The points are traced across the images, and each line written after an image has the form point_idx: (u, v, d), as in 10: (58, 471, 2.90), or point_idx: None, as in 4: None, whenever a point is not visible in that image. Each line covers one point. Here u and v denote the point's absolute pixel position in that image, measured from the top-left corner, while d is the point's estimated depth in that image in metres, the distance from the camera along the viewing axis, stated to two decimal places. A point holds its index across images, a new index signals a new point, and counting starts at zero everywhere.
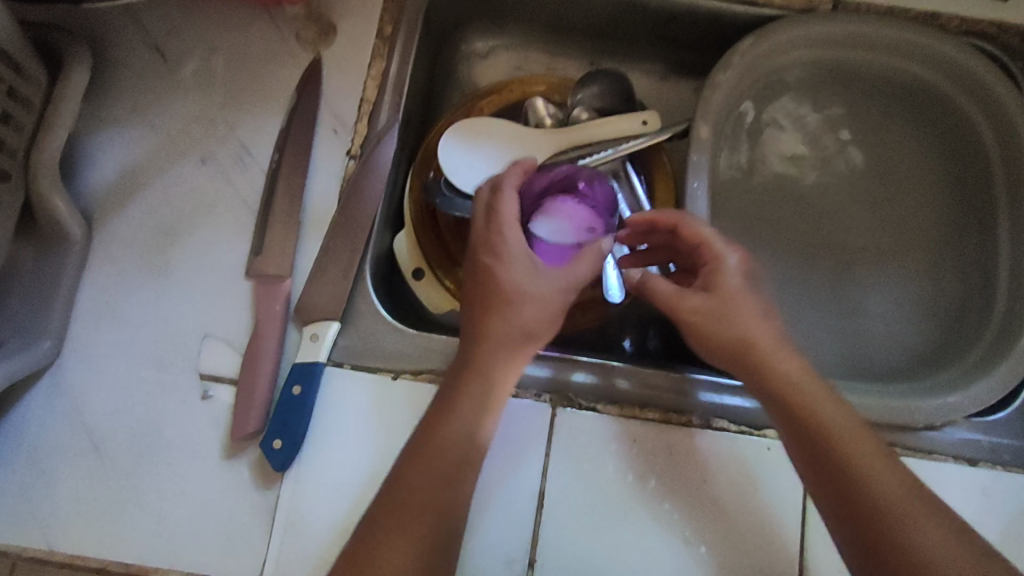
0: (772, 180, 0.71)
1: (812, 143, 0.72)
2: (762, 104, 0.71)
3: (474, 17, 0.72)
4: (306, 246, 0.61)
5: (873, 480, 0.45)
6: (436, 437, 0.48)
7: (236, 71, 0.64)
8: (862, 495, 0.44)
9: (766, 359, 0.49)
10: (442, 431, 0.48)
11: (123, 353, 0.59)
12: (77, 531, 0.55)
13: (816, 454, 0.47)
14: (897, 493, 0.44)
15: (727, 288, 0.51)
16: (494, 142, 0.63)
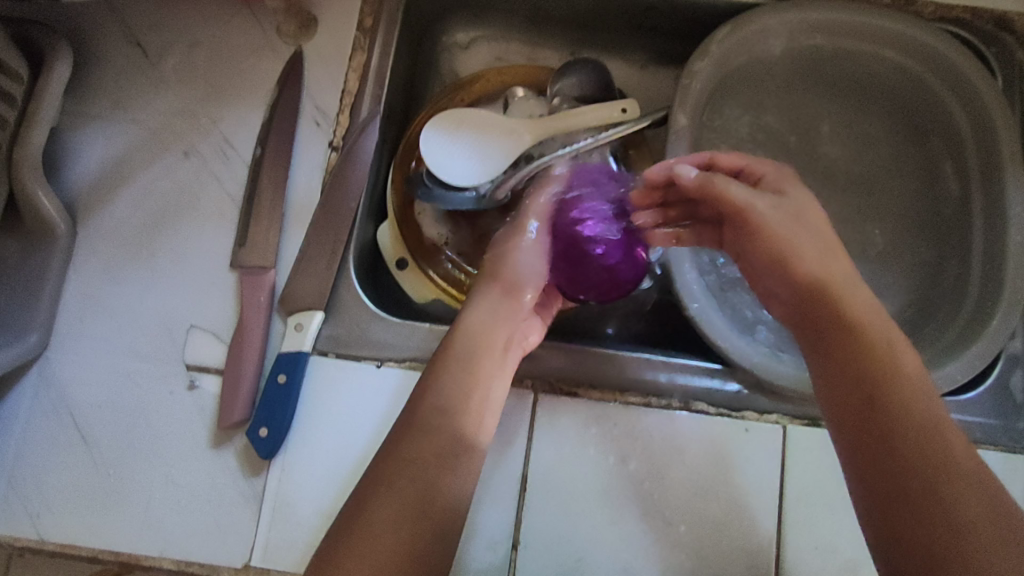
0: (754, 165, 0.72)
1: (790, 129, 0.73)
2: (739, 91, 0.72)
3: (457, 8, 0.73)
4: (290, 238, 0.61)
5: (902, 412, 0.42)
6: (424, 402, 0.50)
7: (218, 65, 0.64)
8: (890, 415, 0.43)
9: (840, 288, 0.48)
10: (430, 396, 0.50)
11: (110, 345, 0.59)
12: (70, 519, 0.55)
13: (849, 435, 0.44)
14: (919, 420, 0.42)
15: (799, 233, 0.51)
16: (474, 132, 0.63)
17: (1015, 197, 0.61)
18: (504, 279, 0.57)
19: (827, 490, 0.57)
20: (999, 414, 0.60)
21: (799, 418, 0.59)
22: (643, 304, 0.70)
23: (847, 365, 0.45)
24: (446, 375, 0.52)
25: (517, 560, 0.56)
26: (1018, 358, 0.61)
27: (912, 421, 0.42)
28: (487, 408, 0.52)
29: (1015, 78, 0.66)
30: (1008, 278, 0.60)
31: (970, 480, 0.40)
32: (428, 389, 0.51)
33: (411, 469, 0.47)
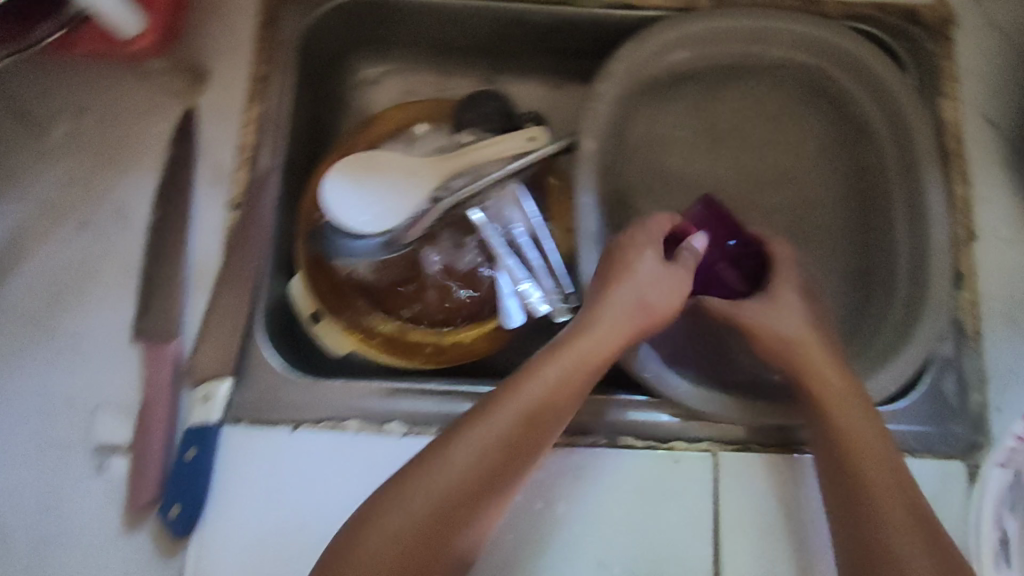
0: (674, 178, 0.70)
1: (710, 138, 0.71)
2: (654, 105, 0.69)
3: (357, 45, 0.71)
4: (193, 304, 0.59)
5: (873, 468, 0.49)
6: (384, 511, 0.47)
7: (108, 130, 0.62)
8: (869, 471, 0.49)
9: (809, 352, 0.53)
10: (391, 504, 0.47)
11: (15, 432, 0.58)
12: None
13: (837, 484, 0.50)
14: (890, 479, 0.49)
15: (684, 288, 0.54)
16: (376, 173, 0.61)
17: (933, 194, 0.60)
18: (574, 348, 0.51)
19: (760, 516, 0.56)
20: (934, 420, 0.58)
21: (730, 444, 0.58)
22: None
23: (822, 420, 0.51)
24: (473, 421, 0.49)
25: None
26: (949, 361, 0.59)
27: (873, 480, 0.49)
28: (539, 452, 0.50)
29: (926, 71, 0.65)
30: (932, 279, 0.59)
31: (917, 538, 0.46)
32: (389, 498, 0.47)
33: (416, 516, 0.46)
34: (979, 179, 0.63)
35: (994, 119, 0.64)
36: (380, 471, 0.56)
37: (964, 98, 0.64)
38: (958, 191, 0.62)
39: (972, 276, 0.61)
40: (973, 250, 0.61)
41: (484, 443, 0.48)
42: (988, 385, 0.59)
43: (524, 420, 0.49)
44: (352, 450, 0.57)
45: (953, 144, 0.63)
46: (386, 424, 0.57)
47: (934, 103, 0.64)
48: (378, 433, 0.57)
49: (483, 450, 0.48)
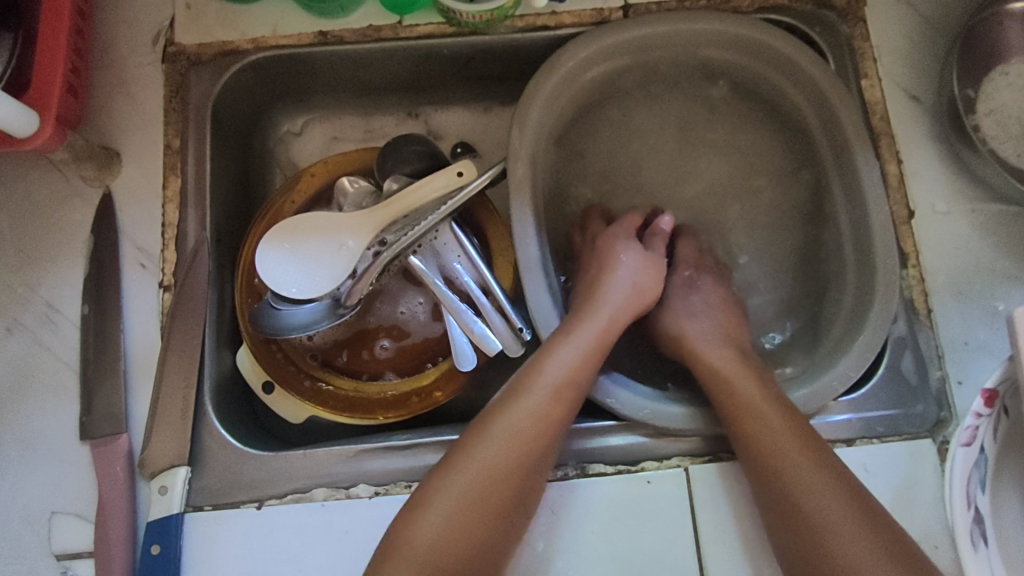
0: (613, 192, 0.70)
1: (644, 146, 0.70)
2: (583, 120, 0.68)
3: (276, 100, 0.69)
4: (139, 393, 0.58)
5: (823, 459, 0.50)
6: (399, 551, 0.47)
7: (25, 226, 0.60)
8: (826, 462, 0.50)
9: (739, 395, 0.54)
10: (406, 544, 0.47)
11: None
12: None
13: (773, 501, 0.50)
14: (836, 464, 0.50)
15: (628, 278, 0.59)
16: (309, 236, 0.61)
17: (868, 175, 0.60)
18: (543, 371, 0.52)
19: (743, 526, 0.55)
20: (896, 402, 0.58)
21: (699, 457, 0.58)
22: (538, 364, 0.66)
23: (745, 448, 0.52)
24: (489, 436, 0.50)
25: None
26: (905, 340, 0.60)
27: (807, 484, 0.49)
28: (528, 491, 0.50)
29: (845, 53, 0.65)
30: (878, 261, 0.58)
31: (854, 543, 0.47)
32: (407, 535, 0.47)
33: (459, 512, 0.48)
34: (909, 156, 0.63)
35: (916, 94, 0.64)
36: (352, 539, 0.54)
37: (885, 76, 0.65)
38: (891, 170, 0.63)
39: (915, 252, 0.61)
40: (912, 227, 0.62)
41: (504, 453, 0.50)
42: (946, 359, 0.59)
43: (540, 427, 0.51)
44: (320, 521, 0.55)
45: (879, 123, 0.64)
46: (352, 489, 0.56)
47: (856, 85, 0.64)
48: (345, 500, 0.55)
49: (508, 460, 0.50)
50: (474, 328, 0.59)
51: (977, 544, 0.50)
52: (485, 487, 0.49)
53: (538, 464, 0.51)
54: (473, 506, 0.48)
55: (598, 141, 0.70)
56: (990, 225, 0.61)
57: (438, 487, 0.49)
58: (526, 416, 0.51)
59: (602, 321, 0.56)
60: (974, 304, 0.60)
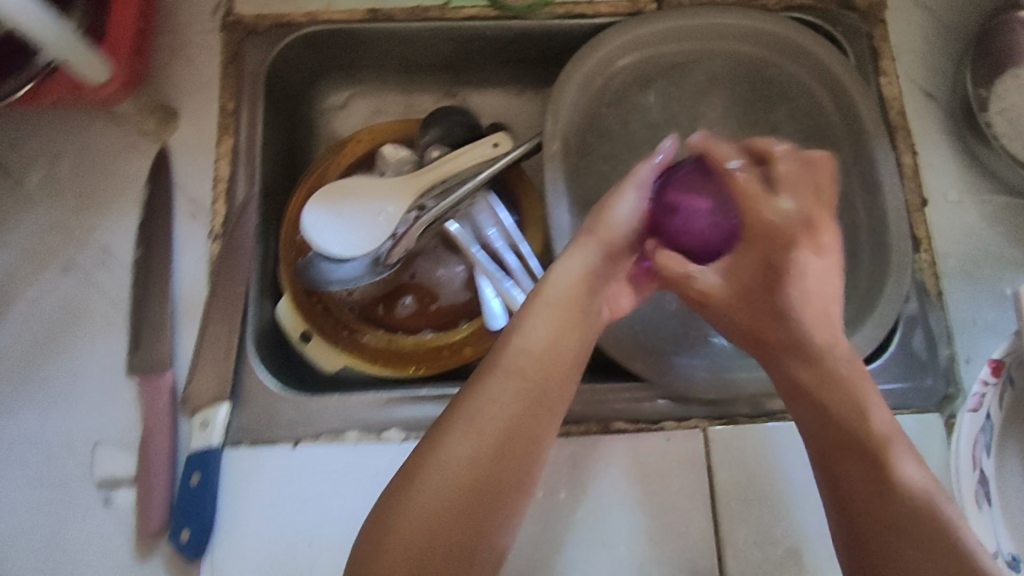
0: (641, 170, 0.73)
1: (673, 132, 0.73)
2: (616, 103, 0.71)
3: (324, 74, 0.73)
4: (184, 335, 0.61)
5: (844, 423, 0.46)
6: (415, 487, 0.46)
7: (84, 172, 0.64)
8: (844, 427, 0.46)
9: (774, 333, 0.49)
10: (419, 483, 0.46)
11: (17, 476, 0.58)
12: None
13: (821, 440, 0.47)
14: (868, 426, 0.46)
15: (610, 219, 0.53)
16: (354, 199, 0.64)
17: (883, 163, 0.63)
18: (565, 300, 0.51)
19: (757, 485, 0.58)
20: (907, 376, 0.61)
21: (717, 420, 0.60)
22: None
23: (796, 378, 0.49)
24: (500, 374, 0.49)
25: None
26: (916, 318, 0.62)
27: (850, 445, 0.46)
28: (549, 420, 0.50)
29: (866, 51, 0.69)
30: (892, 242, 0.62)
31: (887, 503, 0.44)
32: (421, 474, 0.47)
33: (476, 447, 0.47)
34: (923, 148, 0.67)
35: (930, 91, 0.68)
36: (383, 479, 0.57)
37: (901, 74, 0.69)
38: (906, 160, 0.66)
39: (928, 238, 0.64)
40: (926, 215, 0.65)
41: (520, 387, 0.49)
42: (954, 337, 0.62)
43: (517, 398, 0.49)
44: (352, 461, 0.58)
45: (895, 117, 0.67)
46: (384, 433, 0.58)
47: (875, 81, 0.68)
48: (377, 443, 0.58)
49: (488, 435, 0.47)
50: (505, 288, 0.63)
51: (982, 505, 0.51)
52: (500, 421, 0.48)
53: (556, 398, 0.50)
54: (463, 484, 0.46)
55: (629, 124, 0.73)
56: (998, 216, 0.65)
57: (419, 470, 0.47)
58: (500, 393, 0.49)
59: (575, 276, 0.52)
60: (982, 288, 0.63)
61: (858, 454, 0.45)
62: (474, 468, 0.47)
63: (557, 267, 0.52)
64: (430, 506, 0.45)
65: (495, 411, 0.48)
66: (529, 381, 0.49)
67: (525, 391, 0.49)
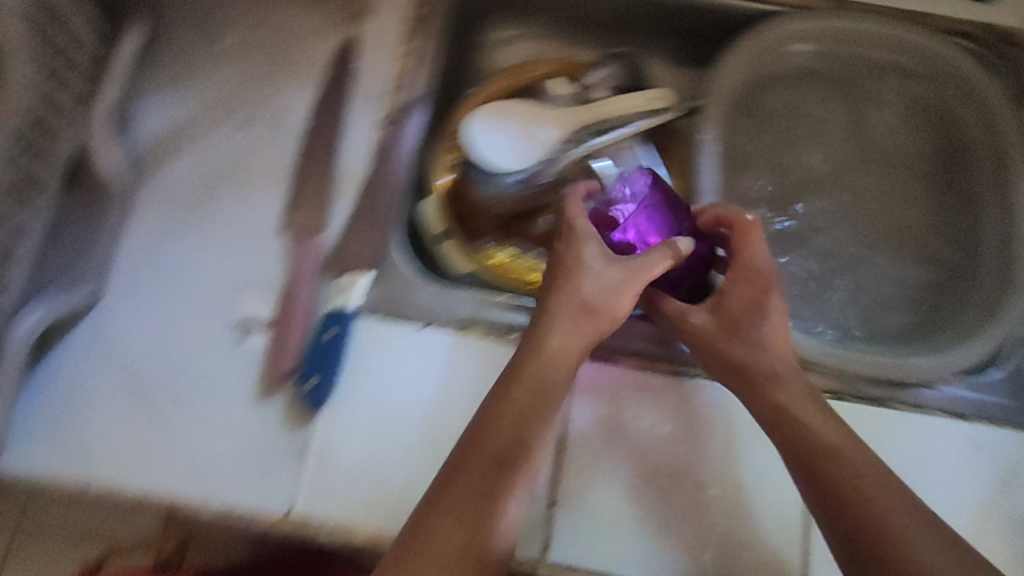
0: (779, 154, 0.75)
1: (810, 129, 0.75)
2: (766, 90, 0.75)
3: (498, 9, 0.78)
4: (339, 205, 0.64)
5: (820, 446, 0.50)
6: (444, 498, 0.46)
7: (276, 43, 0.68)
8: (807, 445, 0.50)
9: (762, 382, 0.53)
10: (449, 500, 0.46)
11: (161, 300, 0.62)
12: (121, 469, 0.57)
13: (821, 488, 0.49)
14: (830, 443, 0.50)
15: (583, 286, 0.52)
16: (515, 120, 0.68)
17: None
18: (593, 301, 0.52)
19: None
20: (1013, 395, 0.62)
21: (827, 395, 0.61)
22: None
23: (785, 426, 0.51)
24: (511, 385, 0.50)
25: (554, 517, 0.53)
26: None
27: (862, 487, 0.48)
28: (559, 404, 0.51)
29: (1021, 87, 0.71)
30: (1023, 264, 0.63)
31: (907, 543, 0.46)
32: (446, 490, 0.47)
33: (502, 445, 0.48)
34: None
35: None
36: (503, 374, 0.60)
37: None
38: None
39: None
40: None
41: (524, 391, 0.50)
42: None
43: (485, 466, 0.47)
44: (476, 353, 0.60)
45: None
46: (510, 333, 0.61)
47: None
48: (502, 341, 0.61)
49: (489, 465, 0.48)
50: None
51: None
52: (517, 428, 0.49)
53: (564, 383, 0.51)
54: (475, 524, 0.46)
55: (777, 111, 0.75)
56: None
57: (442, 492, 0.47)
58: (492, 437, 0.48)
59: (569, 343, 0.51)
60: None
61: (842, 470, 0.49)
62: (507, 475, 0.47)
63: (549, 337, 0.51)
64: (458, 527, 0.45)
65: (517, 416, 0.49)
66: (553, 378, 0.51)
67: (485, 438, 0.49)
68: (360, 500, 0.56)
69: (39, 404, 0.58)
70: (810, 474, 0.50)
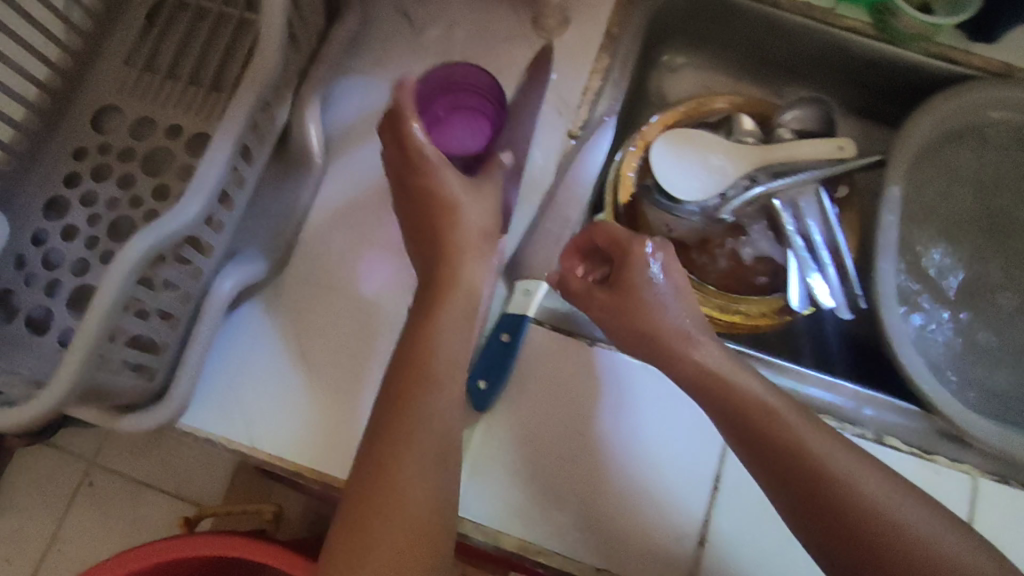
0: (951, 218, 0.72)
1: (985, 197, 0.72)
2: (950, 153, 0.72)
3: (680, 36, 0.78)
4: (521, 213, 0.65)
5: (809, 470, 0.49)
6: (383, 462, 0.46)
7: (474, 44, 0.69)
8: (799, 468, 0.49)
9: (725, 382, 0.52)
10: (400, 472, 0.46)
11: (342, 279, 0.63)
12: (292, 434, 0.59)
13: (820, 518, 0.48)
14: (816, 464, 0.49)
15: (467, 218, 0.54)
16: (701, 149, 0.67)
17: None
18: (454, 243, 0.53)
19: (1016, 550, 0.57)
20: None
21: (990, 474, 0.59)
22: (845, 334, 0.69)
23: (783, 453, 0.50)
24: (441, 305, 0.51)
25: (705, 553, 0.58)
26: None
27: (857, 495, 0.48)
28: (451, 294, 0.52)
29: None
30: None
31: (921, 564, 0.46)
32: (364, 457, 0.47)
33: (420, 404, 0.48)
34: None
35: None
36: (668, 404, 0.61)
37: None
38: None
39: None
40: None
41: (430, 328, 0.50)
42: None
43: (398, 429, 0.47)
44: (643, 379, 0.61)
45: None
46: None
47: None
48: None
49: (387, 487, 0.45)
50: (811, 278, 0.65)
51: None
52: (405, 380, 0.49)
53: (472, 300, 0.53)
54: (433, 507, 0.46)
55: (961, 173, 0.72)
56: None
57: (387, 468, 0.46)
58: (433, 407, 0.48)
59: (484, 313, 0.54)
60: None
61: (828, 497, 0.48)
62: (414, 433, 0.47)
63: (448, 336, 0.50)
64: (416, 477, 0.46)
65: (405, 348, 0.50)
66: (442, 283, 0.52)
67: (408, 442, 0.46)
68: (517, 505, 0.59)
69: (218, 363, 0.61)
70: (806, 490, 0.49)
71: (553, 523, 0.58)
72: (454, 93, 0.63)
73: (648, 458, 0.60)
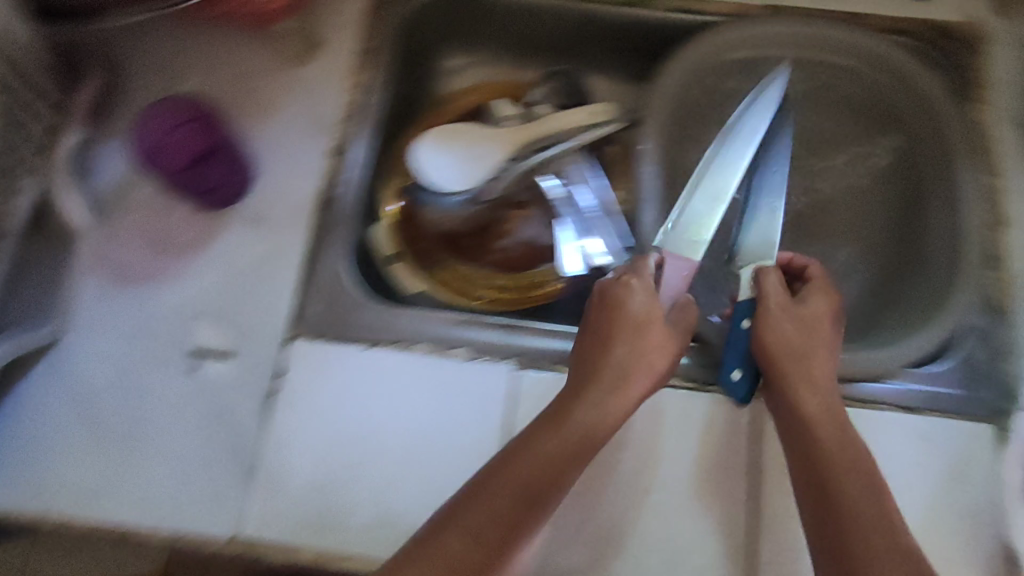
0: (727, 151, 0.78)
1: None
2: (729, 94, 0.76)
3: (449, 36, 0.80)
4: (293, 236, 0.67)
5: (853, 514, 0.48)
6: (442, 539, 0.46)
7: (225, 78, 0.69)
8: (843, 512, 0.48)
9: (818, 423, 0.53)
10: (448, 539, 0.46)
11: (124, 335, 0.64)
12: (131, 509, 0.60)
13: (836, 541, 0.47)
14: (874, 516, 0.47)
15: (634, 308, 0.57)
16: (463, 143, 0.69)
17: (965, 185, 0.66)
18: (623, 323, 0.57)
19: None
20: (964, 384, 0.62)
21: None
22: None
23: (834, 488, 0.49)
24: (619, 391, 0.54)
25: None
26: (979, 331, 0.63)
27: (868, 534, 0.46)
28: (622, 373, 0.55)
29: (965, 80, 0.71)
30: None
31: None
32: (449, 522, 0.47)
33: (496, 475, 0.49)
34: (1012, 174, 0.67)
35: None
36: (441, 390, 0.62)
37: (998, 106, 0.70)
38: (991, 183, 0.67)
39: (1005, 257, 0.65)
40: (1007, 234, 0.65)
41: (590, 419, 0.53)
42: (1018, 355, 0.62)
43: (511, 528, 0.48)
44: (417, 371, 0.62)
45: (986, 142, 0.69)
46: (450, 348, 0.63)
47: (970, 108, 0.70)
48: (442, 357, 0.63)
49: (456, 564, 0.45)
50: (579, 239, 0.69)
51: None
52: (524, 470, 0.50)
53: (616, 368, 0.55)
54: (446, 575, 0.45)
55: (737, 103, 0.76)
56: None
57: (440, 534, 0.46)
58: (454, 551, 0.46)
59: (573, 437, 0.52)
60: None
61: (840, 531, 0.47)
62: (505, 486, 0.49)
63: (576, 410, 0.53)
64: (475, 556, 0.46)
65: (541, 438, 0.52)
66: (624, 347, 0.55)
67: (510, 475, 0.49)
68: (308, 520, 0.59)
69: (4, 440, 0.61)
70: (825, 487, 0.50)
71: (338, 533, 0.58)
72: (193, 132, 0.63)
73: (428, 444, 0.60)
